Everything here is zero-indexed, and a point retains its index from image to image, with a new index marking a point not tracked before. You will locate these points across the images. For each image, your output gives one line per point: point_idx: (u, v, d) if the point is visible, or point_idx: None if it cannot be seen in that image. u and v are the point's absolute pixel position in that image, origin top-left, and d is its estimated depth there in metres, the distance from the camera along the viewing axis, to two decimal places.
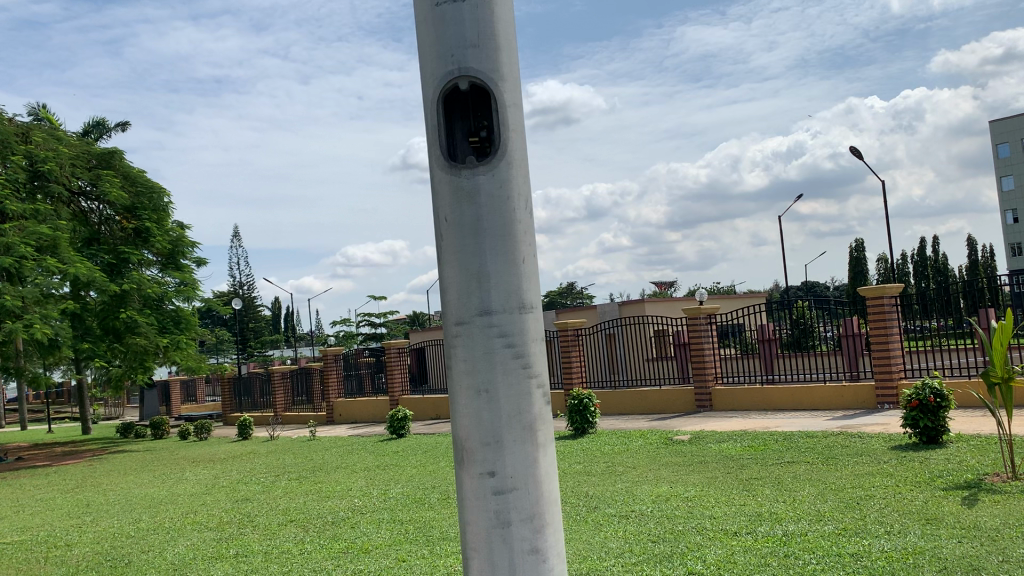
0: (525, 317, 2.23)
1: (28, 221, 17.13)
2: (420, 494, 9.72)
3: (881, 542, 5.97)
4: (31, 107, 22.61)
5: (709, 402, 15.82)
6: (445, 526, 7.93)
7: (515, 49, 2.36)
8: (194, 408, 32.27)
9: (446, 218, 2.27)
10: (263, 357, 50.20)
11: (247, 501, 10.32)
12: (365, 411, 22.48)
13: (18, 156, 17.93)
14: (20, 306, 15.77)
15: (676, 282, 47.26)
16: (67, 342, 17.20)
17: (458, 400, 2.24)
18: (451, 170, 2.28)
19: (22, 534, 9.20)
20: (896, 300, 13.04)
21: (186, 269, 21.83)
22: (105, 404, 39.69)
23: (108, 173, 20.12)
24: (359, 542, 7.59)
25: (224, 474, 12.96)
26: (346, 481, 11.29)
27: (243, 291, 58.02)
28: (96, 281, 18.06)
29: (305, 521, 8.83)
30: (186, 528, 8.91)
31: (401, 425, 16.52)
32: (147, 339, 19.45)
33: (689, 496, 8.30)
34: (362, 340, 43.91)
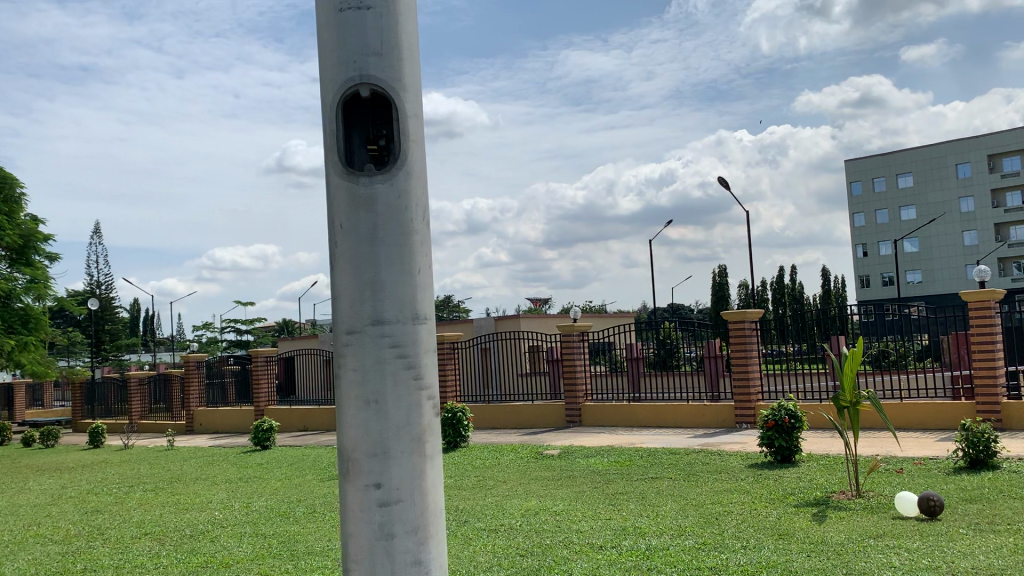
0: (419, 328, 2.22)
1: None
2: (284, 508, 9.44)
3: (737, 556, 6.24)
4: None
5: (578, 418, 16.14)
6: (311, 540, 7.73)
7: (418, 60, 2.35)
8: (40, 414, 30.29)
9: (341, 224, 2.23)
10: (120, 362, 47.67)
11: (97, 513, 9.75)
12: (227, 420, 21.69)
13: None
14: None
15: (550, 299, 47.97)
16: None
17: (346, 410, 2.20)
18: (348, 176, 2.24)
19: None
20: (756, 324, 13.69)
21: (38, 266, 20.56)
22: None
23: None
24: (219, 556, 7.31)
25: (72, 484, 12.20)
26: (206, 493, 10.84)
27: (99, 291, 54.96)
28: None
29: (160, 534, 8.43)
30: (28, 541, 8.35)
31: (266, 436, 15.99)
32: None
33: (558, 510, 8.44)
34: (227, 347, 42.40)
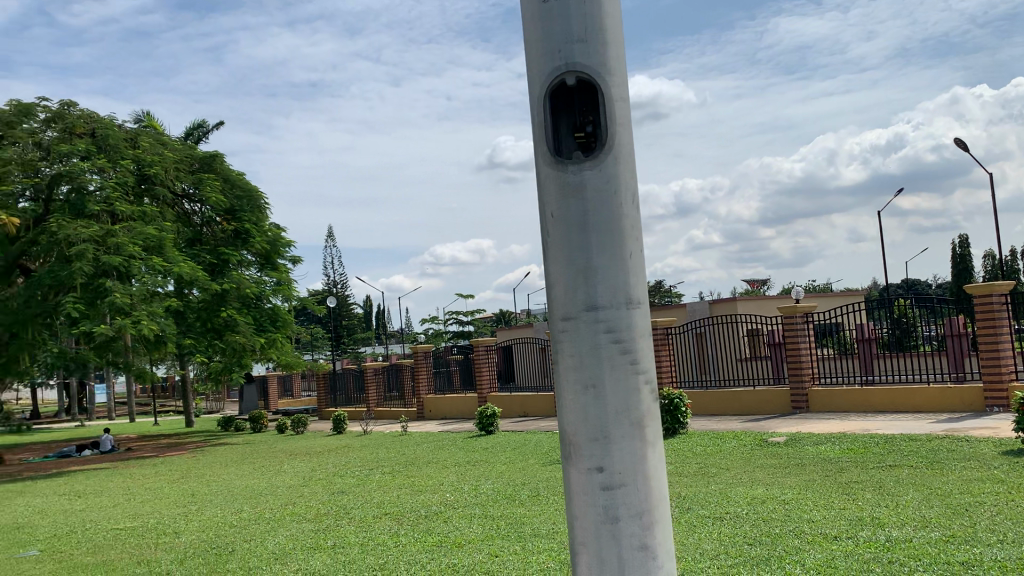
0: (634, 313, 2.22)
1: (137, 222, 18.08)
2: (510, 491, 9.77)
3: (993, 551, 5.70)
4: (139, 119, 23.86)
5: (805, 404, 15.42)
6: (537, 523, 7.94)
7: (622, 44, 2.34)
8: (291, 403, 33.37)
9: (553, 213, 2.26)
10: (356, 354, 51.39)
11: (344, 493, 10.56)
12: (454, 407, 22.78)
13: (127, 160, 18.84)
14: (129, 304, 16.65)
15: (768, 279, 46.16)
16: (172, 338, 18.10)
17: (565, 396, 2.24)
18: (557, 165, 2.27)
19: (135, 521, 9.68)
20: (1006, 298, 12.41)
21: (282, 270, 22.59)
22: (208, 397, 41.43)
23: (209, 177, 20.99)
24: (452, 536, 7.69)
25: (320, 467, 13.31)
26: (438, 476, 11.44)
27: (335, 289, 59.56)
28: (199, 280, 18.88)
29: (399, 515, 9.00)
30: (286, 518, 9.22)
31: (489, 421, 16.60)
32: (246, 337, 20.13)
33: (785, 499, 8.09)
34: (451, 338, 44.49)
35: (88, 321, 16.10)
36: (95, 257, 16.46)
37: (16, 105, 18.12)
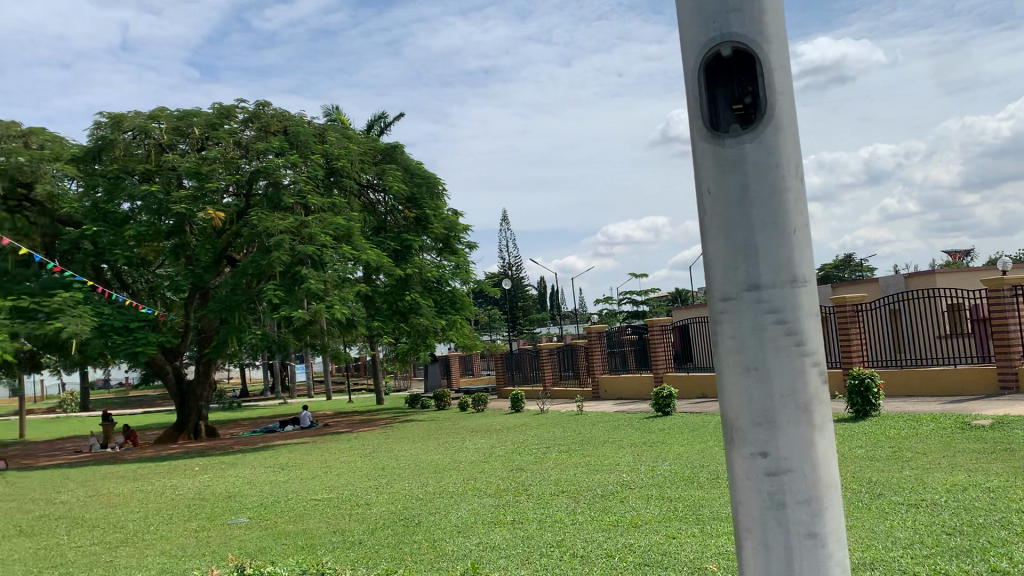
0: (799, 291, 2.12)
1: (328, 213, 19.21)
2: (688, 473, 9.62)
3: None
4: (327, 113, 25.32)
5: (1015, 384, 14.13)
6: (714, 505, 7.79)
7: (782, 9, 2.23)
8: (471, 382, 34.46)
9: (709, 190, 2.19)
10: (533, 335, 52.25)
11: (522, 471, 10.80)
12: (630, 387, 22.69)
13: (317, 155, 19.98)
14: (323, 290, 17.73)
15: (971, 250, 42.61)
16: (361, 321, 19.12)
17: (726, 379, 2.17)
18: (713, 139, 2.19)
19: (331, 492, 10.36)
20: None
21: (461, 254, 23.30)
22: (394, 377, 43.55)
23: (390, 167, 21.94)
24: (629, 516, 7.68)
25: (500, 445, 13.67)
26: (614, 456, 11.44)
27: (511, 272, 60.78)
28: (384, 266, 19.83)
29: (576, 493, 9.09)
30: (467, 493, 9.56)
31: (666, 402, 16.41)
32: (429, 319, 20.94)
33: (991, 488, 7.46)
34: (627, 318, 44.28)
35: (288, 306, 17.40)
36: (292, 247, 17.69)
37: (218, 109, 19.70)
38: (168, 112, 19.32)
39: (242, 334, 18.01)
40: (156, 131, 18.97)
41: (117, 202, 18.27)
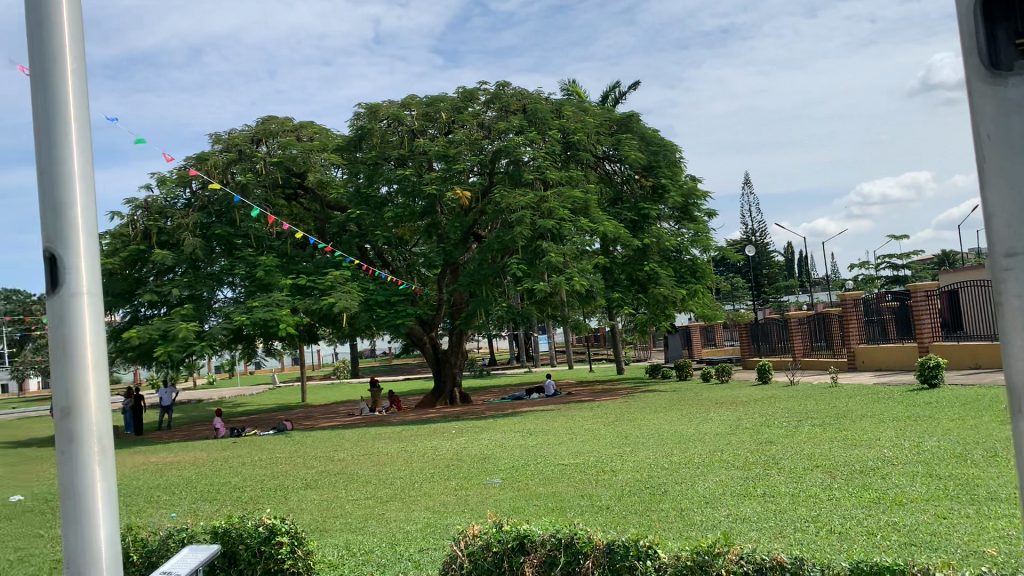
0: None
1: (566, 186, 19.56)
2: (960, 450, 8.83)
3: None
4: (564, 88, 25.74)
5: None
6: (992, 485, 7.12)
7: None
8: (715, 352, 33.79)
9: (988, 135, 1.96)
10: (779, 304, 50.17)
11: (771, 443, 10.44)
12: (890, 358, 21.17)
13: (554, 130, 20.25)
14: (563, 263, 18.07)
15: None
16: (601, 292, 19.29)
17: (1012, 344, 1.95)
18: (993, 78, 1.95)
19: (578, 459, 10.62)
20: None
21: (700, 221, 22.82)
22: (636, 347, 43.70)
23: (626, 137, 21.84)
24: (891, 493, 7.21)
25: (747, 416, 13.30)
26: (873, 430, 10.76)
27: (755, 239, 58.65)
28: (623, 238, 19.85)
29: (831, 468, 8.66)
30: (714, 464, 9.40)
31: (932, 373, 15.14)
32: (669, 289, 20.70)
33: None
34: (884, 284, 41.25)
35: (530, 279, 17.95)
36: (533, 221, 18.21)
37: (462, 92, 20.47)
38: (418, 99, 20.52)
39: (488, 307, 19.03)
40: (407, 118, 20.21)
41: (376, 186, 19.89)
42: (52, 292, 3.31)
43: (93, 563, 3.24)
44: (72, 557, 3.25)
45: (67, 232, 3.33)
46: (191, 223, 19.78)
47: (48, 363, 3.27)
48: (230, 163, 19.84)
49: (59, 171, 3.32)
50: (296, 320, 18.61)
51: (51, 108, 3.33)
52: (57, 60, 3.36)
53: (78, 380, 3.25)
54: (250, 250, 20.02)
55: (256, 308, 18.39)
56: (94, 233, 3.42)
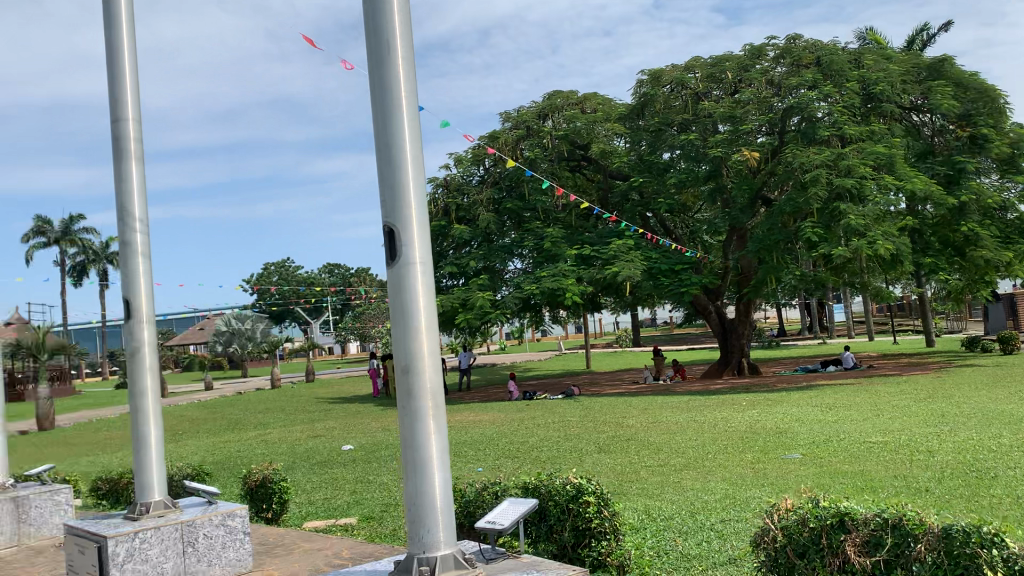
0: None
1: (867, 142, 18.15)
2: None
3: None
4: (862, 37, 23.84)
5: None
6: None
7: None
8: None
9: None
10: None
11: None
12: None
13: (852, 82, 18.71)
14: (863, 225, 16.80)
15: None
16: (908, 256, 17.67)
17: None
18: None
19: (887, 436, 9.90)
20: None
21: None
22: (948, 318, 39.71)
23: (938, 83, 19.75)
24: None
25: None
26: None
27: None
28: (934, 196, 18.02)
29: None
30: None
31: None
32: (991, 251, 18.45)
33: None
34: None
35: (826, 244, 16.95)
36: (829, 180, 17.09)
37: (749, 50, 19.89)
38: (702, 61, 20.16)
39: (780, 274, 18.41)
40: (690, 81, 20.00)
41: (659, 152, 19.80)
42: (391, 263, 3.71)
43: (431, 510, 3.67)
44: (413, 501, 3.69)
45: (403, 209, 3.68)
46: (484, 199, 21.02)
47: (390, 328, 3.69)
48: (519, 139, 20.89)
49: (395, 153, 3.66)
50: (583, 289, 19.08)
51: (388, 96, 3.67)
52: (392, 50, 3.68)
53: (416, 345, 3.64)
54: (539, 222, 20.83)
55: (545, 278, 19.14)
56: (425, 209, 3.77)
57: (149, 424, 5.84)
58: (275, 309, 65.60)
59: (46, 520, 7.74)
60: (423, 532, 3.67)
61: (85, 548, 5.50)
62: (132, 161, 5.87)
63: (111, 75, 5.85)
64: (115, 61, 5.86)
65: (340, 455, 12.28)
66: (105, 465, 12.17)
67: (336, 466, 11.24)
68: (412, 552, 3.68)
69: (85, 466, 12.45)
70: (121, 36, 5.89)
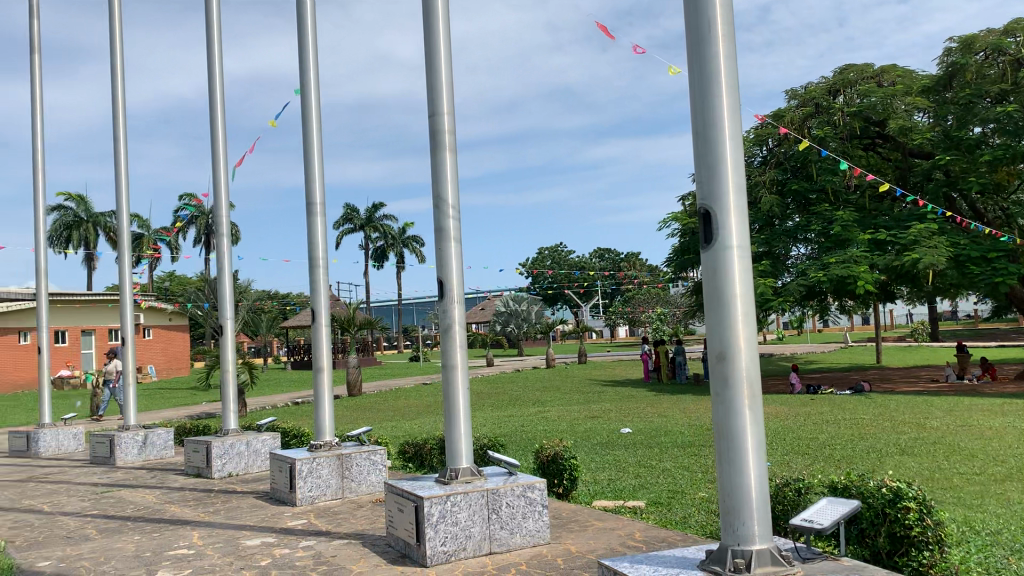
0: None
1: None
2: None
3: None
4: None
5: None
6: None
7: None
8: None
9: None
10: None
11: None
12: None
13: None
14: None
15: None
16: None
17: None
18: None
19: None
20: None
21: None
22: None
23: None
24: None
25: None
26: None
27: None
28: None
29: None
30: None
31: None
32: None
33: None
34: None
35: None
36: None
37: None
38: None
39: None
40: (1010, 46, 18.03)
41: (968, 127, 17.88)
42: (708, 246, 3.60)
43: (745, 499, 3.47)
44: (729, 490, 3.53)
45: (720, 189, 3.58)
46: (768, 180, 20.29)
47: (707, 312, 3.58)
48: (807, 118, 20.05)
49: (713, 132, 3.58)
50: (876, 277, 17.74)
51: (707, 74, 3.60)
52: (712, 26, 3.60)
53: (731, 329, 3.51)
54: (827, 205, 19.67)
55: (833, 265, 18.04)
56: (744, 189, 3.62)
57: (457, 396, 6.19)
58: (549, 292, 68.08)
59: (366, 477, 8.56)
60: (738, 524, 3.48)
61: (403, 507, 6.00)
62: (448, 152, 6.23)
63: (429, 76, 6.28)
64: (434, 63, 6.29)
65: (621, 437, 12.44)
66: (409, 431, 13.28)
67: (619, 448, 11.40)
68: (726, 544, 3.48)
69: (392, 430, 13.66)
70: (439, 37, 6.30)
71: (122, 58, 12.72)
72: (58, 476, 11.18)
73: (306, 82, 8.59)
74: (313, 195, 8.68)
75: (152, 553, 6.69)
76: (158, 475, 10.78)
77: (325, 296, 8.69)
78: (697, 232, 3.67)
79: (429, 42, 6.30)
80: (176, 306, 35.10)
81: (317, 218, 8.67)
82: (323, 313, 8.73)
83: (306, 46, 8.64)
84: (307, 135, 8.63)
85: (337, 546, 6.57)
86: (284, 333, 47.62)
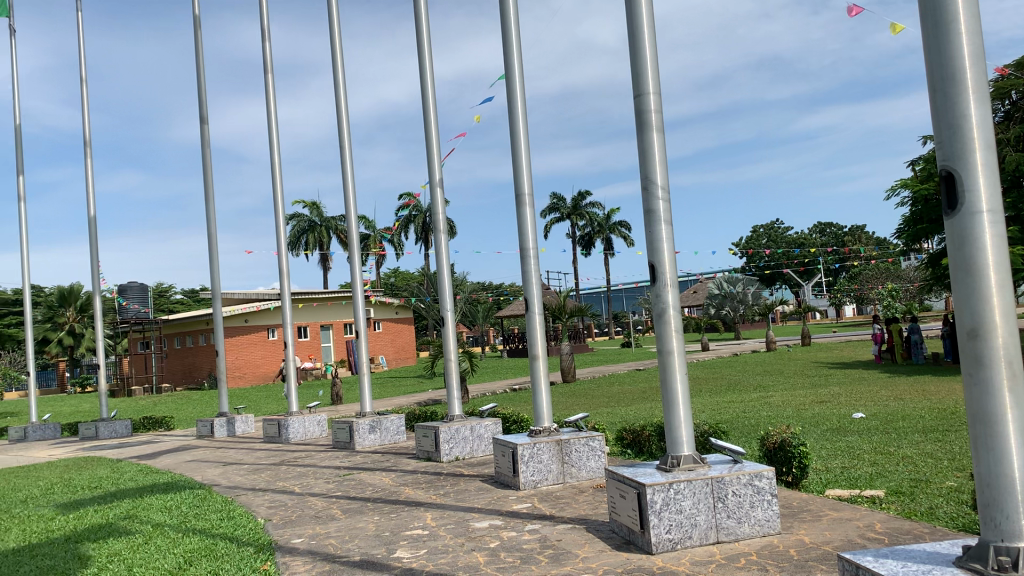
0: None
1: None
2: None
3: None
4: None
5: None
6: None
7: None
8: None
9: None
10: None
11: None
12: None
13: None
14: None
15: None
16: None
17: None
18: None
19: None
20: None
21: None
22: None
23: None
24: None
25: None
26: None
27: None
28: None
29: None
30: None
31: None
32: None
33: None
34: None
35: None
36: None
37: None
38: None
39: None
40: None
41: None
42: (952, 211, 3.25)
43: (1009, 491, 3.09)
44: (987, 481, 3.16)
45: (966, 148, 3.21)
46: (1013, 137, 18.23)
47: (952, 284, 3.24)
48: None
49: (953, 85, 3.21)
50: None
51: (943, 26, 3.24)
52: None
53: (985, 301, 3.13)
54: None
55: None
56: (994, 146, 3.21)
57: (674, 381, 6.03)
58: (766, 271, 65.47)
59: (586, 462, 8.62)
60: (999, 518, 3.10)
61: (625, 494, 5.96)
62: (654, 131, 6.09)
63: (633, 56, 6.17)
64: (637, 41, 6.16)
65: (854, 422, 11.67)
66: (627, 417, 13.22)
67: (852, 434, 10.69)
68: (986, 540, 3.11)
69: (609, 416, 13.66)
70: (641, 15, 6.16)
71: (343, 70, 13.59)
72: (306, 459, 12.18)
73: (510, 77, 8.74)
74: (521, 186, 8.82)
75: (390, 533, 7.10)
76: (393, 458, 11.45)
77: (538, 284, 8.83)
78: (939, 198, 3.32)
79: (631, 24, 6.18)
80: (401, 300, 37.26)
81: (526, 209, 8.82)
82: (536, 303, 8.86)
83: (510, 40, 8.77)
84: (513, 128, 8.79)
85: (562, 531, 6.64)
86: (501, 322, 49.23)
